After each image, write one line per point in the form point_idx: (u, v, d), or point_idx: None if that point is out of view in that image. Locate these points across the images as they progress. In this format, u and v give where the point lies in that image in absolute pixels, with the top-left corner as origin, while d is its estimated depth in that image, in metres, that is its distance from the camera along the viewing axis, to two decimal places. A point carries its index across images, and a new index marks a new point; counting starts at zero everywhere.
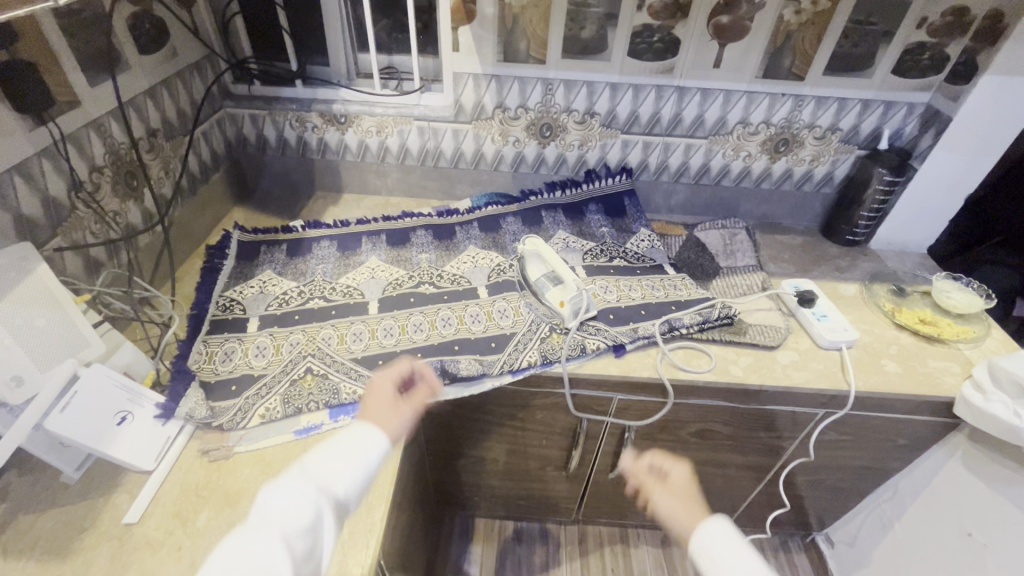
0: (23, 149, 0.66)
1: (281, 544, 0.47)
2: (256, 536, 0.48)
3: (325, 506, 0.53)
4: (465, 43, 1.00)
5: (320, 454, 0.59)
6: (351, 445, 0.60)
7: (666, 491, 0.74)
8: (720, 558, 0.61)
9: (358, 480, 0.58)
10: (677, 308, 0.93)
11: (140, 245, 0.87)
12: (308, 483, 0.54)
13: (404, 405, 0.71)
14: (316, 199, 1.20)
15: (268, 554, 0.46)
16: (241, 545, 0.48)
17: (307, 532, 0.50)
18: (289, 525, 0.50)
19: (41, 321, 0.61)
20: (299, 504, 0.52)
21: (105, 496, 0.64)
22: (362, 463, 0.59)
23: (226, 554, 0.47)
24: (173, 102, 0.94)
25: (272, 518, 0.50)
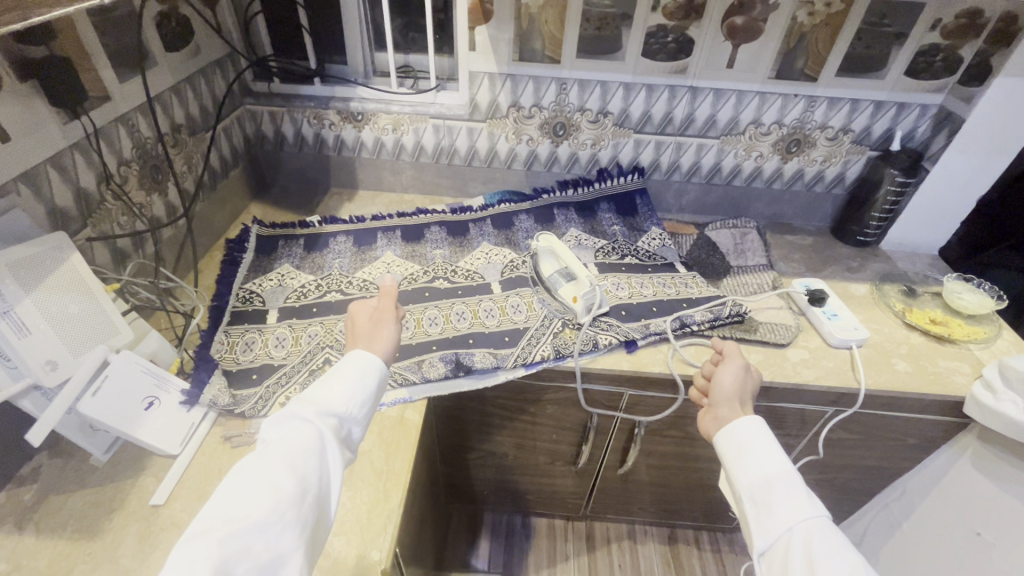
0: (57, 141, 0.68)
1: (286, 468, 0.45)
2: (260, 463, 0.46)
3: (328, 428, 0.51)
4: (482, 42, 1.02)
5: (317, 384, 0.55)
6: (349, 369, 0.56)
7: (732, 370, 0.69)
8: (749, 447, 0.57)
9: (360, 405, 0.55)
10: (689, 306, 0.94)
11: (163, 237, 0.89)
12: (308, 408, 0.51)
13: (385, 315, 0.65)
14: (332, 195, 1.22)
15: (275, 478, 0.45)
16: (245, 472, 0.45)
17: (313, 455, 0.48)
18: (292, 449, 0.48)
19: (75, 308, 0.64)
20: (301, 431, 0.49)
21: (132, 478, 0.66)
22: (361, 386, 0.55)
23: (229, 484, 0.45)
24: (196, 98, 0.96)
25: (272, 445, 0.48)
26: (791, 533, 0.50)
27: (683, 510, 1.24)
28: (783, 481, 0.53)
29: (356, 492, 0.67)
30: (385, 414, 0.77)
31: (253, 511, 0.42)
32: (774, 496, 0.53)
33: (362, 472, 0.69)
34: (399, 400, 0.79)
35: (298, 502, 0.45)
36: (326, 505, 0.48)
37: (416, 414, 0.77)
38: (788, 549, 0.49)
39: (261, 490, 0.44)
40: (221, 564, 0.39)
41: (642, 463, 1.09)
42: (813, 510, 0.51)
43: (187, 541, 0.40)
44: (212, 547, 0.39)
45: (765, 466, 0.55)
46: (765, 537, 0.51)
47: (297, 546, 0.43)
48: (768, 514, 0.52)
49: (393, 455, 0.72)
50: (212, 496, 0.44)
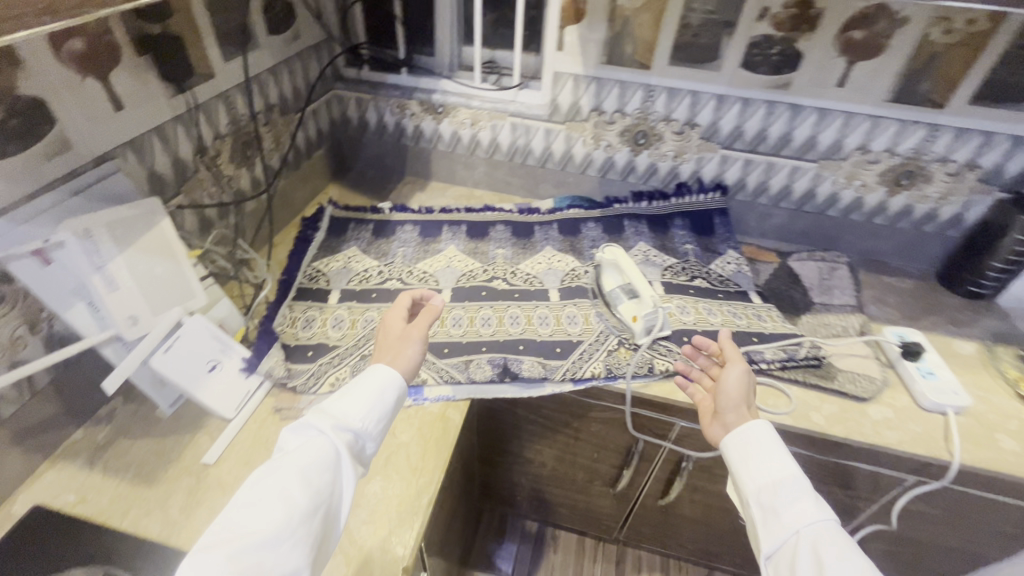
0: (163, 112, 0.73)
1: (299, 484, 0.46)
2: (274, 475, 0.47)
3: (343, 444, 0.50)
4: (570, 42, 0.99)
5: (337, 394, 0.54)
6: (369, 382, 0.55)
7: (738, 373, 0.64)
8: (756, 454, 0.57)
9: (378, 420, 0.54)
10: (759, 341, 0.87)
11: (247, 209, 0.94)
12: (325, 420, 0.51)
13: (413, 329, 0.62)
14: (405, 183, 1.25)
15: (288, 492, 0.45)
16: (260, 484, 0.46)
17: (327, 470, 0.48)
18: (306, 462, 0.48)
19: (160, 269, 0.68)
20: (316, 446, 0.49)
21: (190, 434, 0.70)
22: (379, 400, 0.54)
23: (244, 494, 0.46)
24: (291, 80, 1.01)
25: (287, 458, 0.48)
26: (796, 534, 0.49)
27: (723, 554, 1.16)
28: (788, 485, 0.53)
29: (388, 483, 0.68)
30: (426, 409, 0.77)
31: (264, 527, 0.43)
32: (780, 500, 0.52)
33: (398, 464, 0.70)
34: (442, 397, 0.78)
35: (308, 519, 0.45)
36: (337, 520, 0.49)
37: (457, 414, 0.77)
38: (794, 552, 0.49)
39: (273, 506, 0.44)
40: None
41: (685, 498, 1.02)
42: (819, 514, 0.50)
43: (199, 553, 0.41)
44: (222, 561, 0.41)
45: (772, 472, 0.55)
46: (772, 538, 0.51)
47: (306, 563, 0.44)
48: (776, 520, 0.51)
49: (430, 452, 0.72)
50: (229, 503, 0.45)
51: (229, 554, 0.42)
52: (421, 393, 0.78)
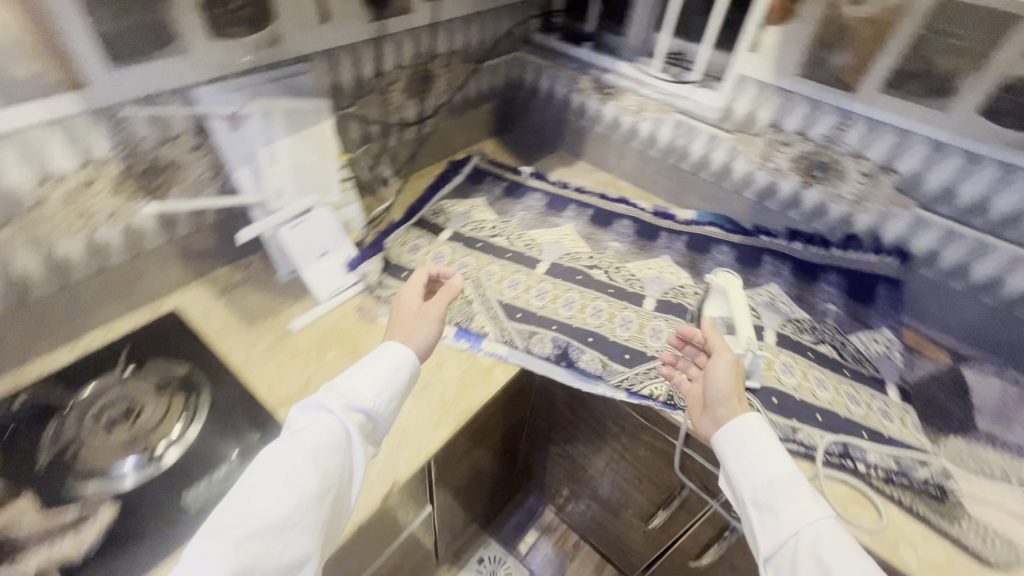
0: (359, 34, 0.85)
1: (311, 466, 0.50)
2: (286, 459, 0.51)
3: (353, 424, 0.55)
4: (768, 44, 0.89)
5: (348, 373, 0.59)
6: (381, 361, 0.60)
7: (724, 364, 0.63)
8: (752, 451, 0.56)
9: (389, 401, 0.58)
10: (868, 438, 0.71)
11: (405, 137, 1.05)
12: (337, 401, 0.56)
13: (430, 306, 0.67)
14: (555, 156, 1.27)
15: (300, 473, 0.49)
16: (271, 463, 0.51)
17: (338, 453, 0.53)
18: (318, 442, 0.52)
19: (313, 160, 0.82)
20: (329, 428, 0.54)
21: (290, 301, 0.83)
22: (388, 384, 0.58)
23: (255, 477, 0.50)
24: (479, 32, 1.08)
25: (299, 437, 0.53)
26: (796, 537, 0.50)
27: None
28: (786, 484, 0.54)
29: (415, 406, 0.72)
30: (478, 359, 0.79)
31: (274, 510, 0.47)
32: (779, 501, 0.53)
33: (432, 396, 0.74)
34: (496, 355, 0.80)
35: (317, 501, 0.50)
36: (346, 501, 0.54)
37: (502, 374, 0.78)
38: (795, 554, 0.50)
39: (285, 489, 0.49)
40: (244, 560, 0.44)
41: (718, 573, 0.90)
42: (819, 513, 0.51)
43: (210, 536, 0.45)
44: (235, 543, 0.44)
45: (768, 468, 0.55)
46: (771, 538, 0.52)
47: (314, 548, 0.48)
48: (776, 522, 0.52)
49: (462, 397, 0.74)
50: (240, 486, 0.49)
51: (239, 537, 0.45)
52: (480, 344, 0.81)
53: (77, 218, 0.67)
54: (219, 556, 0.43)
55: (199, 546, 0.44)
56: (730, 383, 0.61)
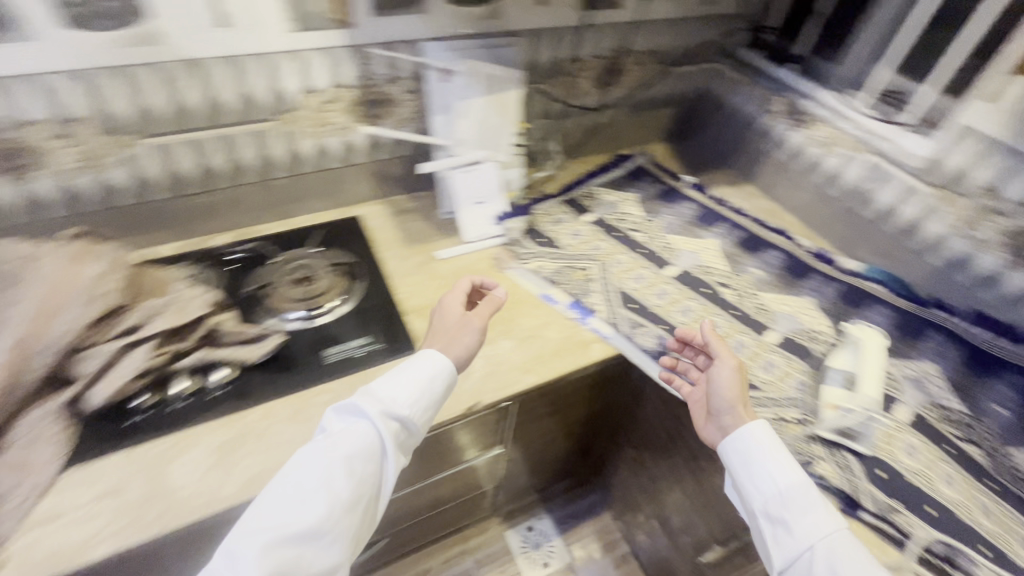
0: (566, 19, 0.95)
1: (346, 477, 0.57)
2: (323, 468, 0.57)
3: (388, 431, 0.61)
4: (1007, 95, 0.78)
5: (386, 380, 0.63)
6: (419, 372, 0.64)
7: (728, 369, 0.68)
8: (759, 462, 0.61)
9: (424, 410, 0.64)
10: (987, 556, 0.61)
11: (580, 122, 1.13)
12: (375, 408, 0.61)
13: (471, 316, 0.71)
14: (722, 173, 1.24)
15: (337, 483, 0.56)
16: (310, 466, 0.57)
17: (371, 462, 0.59)
18: (354, 451, 0.59)
19: (495, 120, 0.93)
20: (364, 436, 0.60)
21: (442, 235, 0.97)
22: (423, 394, 0.63)
23: (294, 482, 0.56)
24: (679, 36, 1.11)
25: (338, 442, 0.59)
26: (809, 551, 0.55)
27: None
28: (795, 495, 0.59)
29: (513, 350, 0.80)
30: (581, 331, 0.84)
31: (310, 515, 0.55)
32: (793, 513, 0.58)
33: (530, 347, 0.81)
34: (599, 332, 0.84)
35: (349, 507, 0.57)
36: (377, 501, 0.61)
37: (599, 351, 0.81)
38: (812, 565, 0.55)
39: (321, 498, 0.55)
40: (283, 559, 0.52)
41: None
42: (828, 526, 0.56)
43: (253, 531, 0.53)
44: (277, 543, 0.52)
45: (777, 478, 0.60)
46: (785, 552, 0.57)
47: (343, 549, 0.56)
48: (791, 535, 0.57)
49: (555, 357, 0.80)
50: (281, 485, 0.57)
51: (278, 537, 0.53)
52: (588, 319, 0.86)
53: (317, 125, 0.88)
54: (262, 553, 0.51)
55: (242, 542, 0.52)
56: (735, 390, 0.66)
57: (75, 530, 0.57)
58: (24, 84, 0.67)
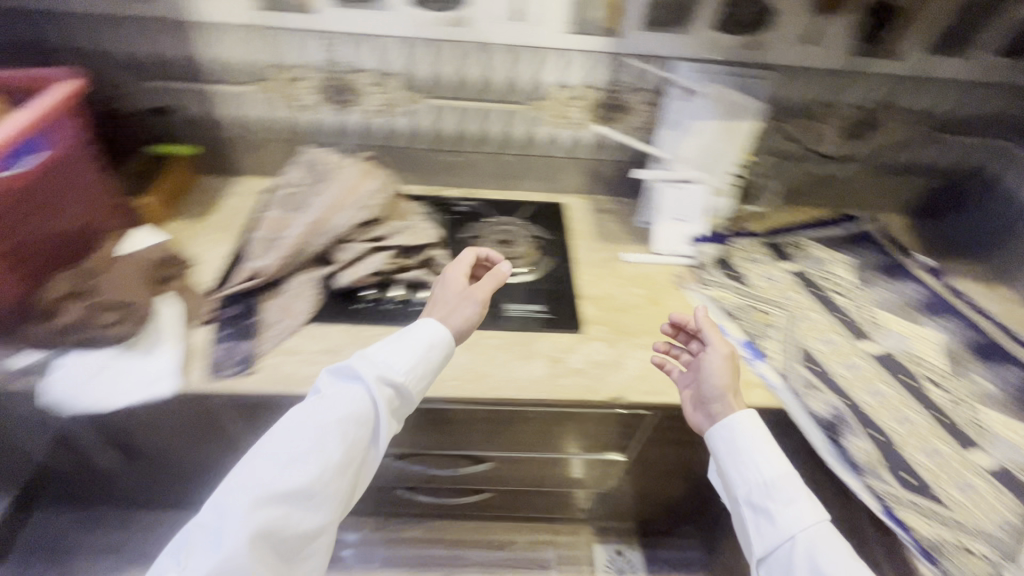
0: (829, 60, 0.92)
1: (337, 440, 0.64)
2: (316, 431, 0.64)
3: (382, 397, 0.67)
4: None
5: (388, 348, 0.70)
6: (415, 344, 0.70)
7: (719, 356, 0.70)
8: (746, 450, 0.64)
9: (420, 380, 0.69)
10: None
11: (808, 168, 1.07)
12: (372, 374, 0.68)
13: (475, 290, 0.75)
14: (971, 265, 1.05)
15: (329, 445, 0.63)
16: (304, 423, 0.64)
17: (362, 426, 0.66)
18: (348, 415, 0.65)
19: (722, 146, 0.93)
20: (359, 399, 0.67)
21: (632, 240, 1.02)
22: (417, 361, 0.69)
23: (287, 438, 0.63)
24: (961, 102, 0.98)
25: (334, 404, 0.66)
26: (792, 541, 0.59)
27: None
28: (780, 484, 0.62)
29: None
30: (748, 372, 0.81)
31: (301, 474, 0.62)
32: (776, 503, 0.61)
33: None
34: (767, 381, 0.79)
35: (339, 469, 0.64)
36: (364, 466, 0.68)
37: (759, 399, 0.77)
38: (791, 552, 0.59)
39: (314, 458, 0.63)
40: (277, 512, 0.60)
41: None
42: (811, 518, 0.59)
43: (249, 478, 0.60)
44: (273, 498, 0.60)
45: (762, 466, 0.63)
46: (768, 540, 0.61)
47: (329, 507, 0.63)
48: (774, 524, 0.61)
49: None
50: (276, 439, 0.64)
51: (273, 489, 0.60)
52: (760, 362, 0.82)
53: (556, 116, 1.00)
54: (258, 503, 0.59)
55: (239, 490, 0.59)
56: (725, 376, 0.69)
57: (306, 367, 0.75)
58: (368, 43, 0.89)
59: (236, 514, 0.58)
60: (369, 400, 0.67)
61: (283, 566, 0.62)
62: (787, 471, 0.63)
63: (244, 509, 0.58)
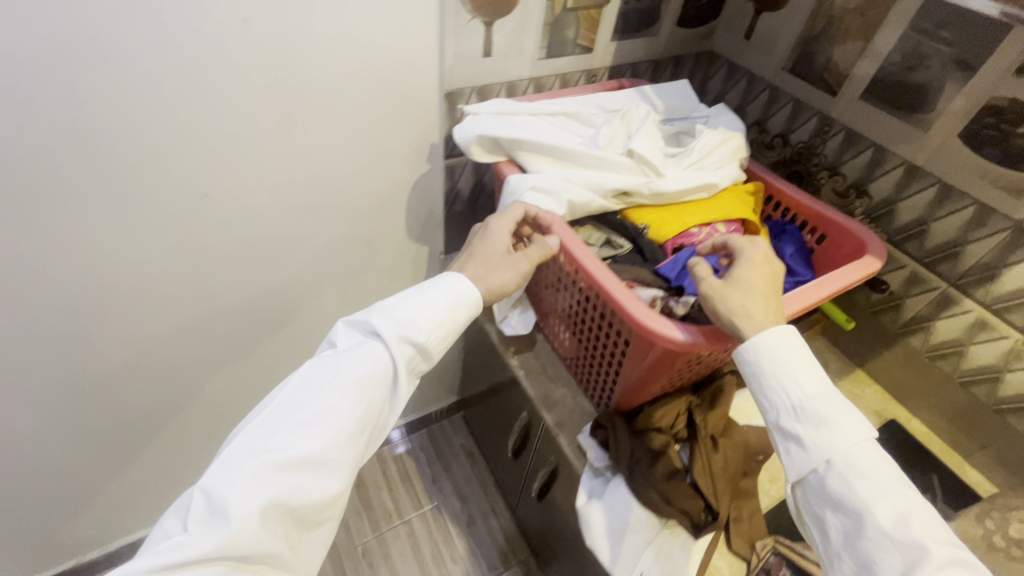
0: None
1: (350, 403, 0.50)
2: (323, 391, 0.50)
3: (398, 355, 0.53)
4: None
5: (416, 303, 0.55)
6: (445, 299, 0.56)
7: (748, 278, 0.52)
8: (784, 350, 0.48)
9: (444, 333, 0.56)
10: None
11: None
12: (389, 328, 0.53)
13: (523, 257, 0.60)
14: None
15: (340, 408, 0.50)
16: (310, 383, 0.51)
17: (378, 388, 0.52)
18: (361, 372, 0.51)
19: None
20: (375, 358, 0.53)
21: None
22: (443, 318, 0.56)
23: (293, 397, 0.50)
24: None
25: (346, 362, 0.52)
26: (826, 466, 0.45)
27: None
28: (823, 395, 0.46)
29: None
30: None
31: (308, 440, 0.48)
32: (816, 418, 0.46)
33: None
34: None
35: (352, 439, 0.50)
36: (375, 433, 0.54)
37: None
38: (829, 490, 0.44)
39: (325, 425, 0.49)
40: (283, 493, 0.45)
41: None
42: (861, 438, 0.44)
43: (246, 442, 0.47)
44: (278, 470, 0.45)
45: (799, 372, 0.47)
46: (797, 467, 0.46)
47: (339, 481, 0.50)
48: (809, 448, 0.46)
49: None
50: (280, 400, 0.50)
51: (281, 462, 0.46)
52: None
53: None
54: (258, 480, 0.44)
55: (236, 459, 0.46)
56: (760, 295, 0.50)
57: None
58: None
59: (231, 489, 0.43)
60: (386, 359, 0.53)
61: (296, 543, 0.49)
62: (823, 388, 0.47)
63: (242, 468, 0.45)
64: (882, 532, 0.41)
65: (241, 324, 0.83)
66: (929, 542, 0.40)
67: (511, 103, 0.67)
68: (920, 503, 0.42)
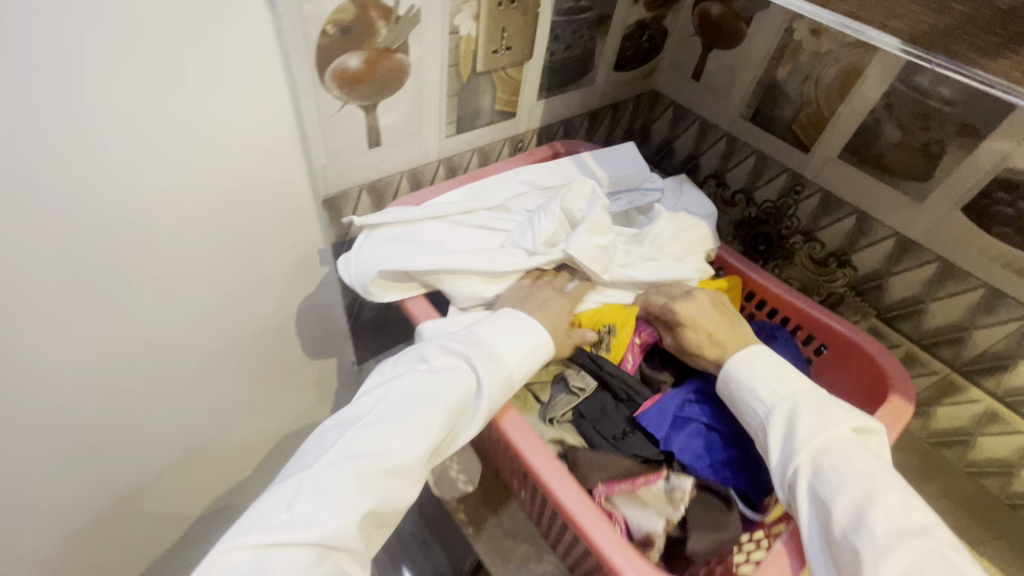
0: None
1: (437, 418, 0.40)
2: (416, 397, 0.41)
3: (481, 374, 0.43)
4: None
5: (499, 325, 0.46)
6: (520, 331, 0.46)
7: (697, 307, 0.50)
8: (755, 360, 0.45)
9: (526, 361, 0.45)
10: None
11: None
12: (474, 346, 0.44)
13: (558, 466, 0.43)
14: None
15: (429, 421, 0.40)
16: (405, 386, 0.42)
17: (461, 409, 0.42)
18: (448, 386, 0.42)
19: None
20: (462, 377, 0.42)
21: None
22: (521, 346, 0.45)
23: (387, 397, 0.41)
24: None
25: (437, 375, 0.42)
26: (796, 469, 0.39)
27: None
28: (792, 398, 0.43)
29: None
30: None
31: (399, 448, 0.39)
32: (785, 421, 0.42)
33: None
34: None
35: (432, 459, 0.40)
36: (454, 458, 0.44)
37: None
38: (794, 488, 0.39)
39: (414, 434, 0.39)
40: (372, 501, 0.37)
41: None
42: (828, 437, 0.40)
43: (345, 433, 0.39)
44: (374, 470, 0.37)
45: (770, 378, 0.44)
46: (769, 468, 0.42)
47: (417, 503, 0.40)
48: (773, 449, 0.41)
49: None
50: (373, 398, 0.42)
51: (373, 465, 0.37)
52: None
53: None
54: (351, 476, 0.36)
55: (336, 447, 0.38)
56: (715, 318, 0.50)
57: None
58: None
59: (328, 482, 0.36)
60: (473, 375, 0.43)
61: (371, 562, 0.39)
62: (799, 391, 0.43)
63: (341, 462, 0.37)
64: (837, 531, 0.36)
65: (85, 532, 0.59)
66: (889, 538, 0.34)
67: (417, 208, 0.53)
68: (891, 495, 0.36)
